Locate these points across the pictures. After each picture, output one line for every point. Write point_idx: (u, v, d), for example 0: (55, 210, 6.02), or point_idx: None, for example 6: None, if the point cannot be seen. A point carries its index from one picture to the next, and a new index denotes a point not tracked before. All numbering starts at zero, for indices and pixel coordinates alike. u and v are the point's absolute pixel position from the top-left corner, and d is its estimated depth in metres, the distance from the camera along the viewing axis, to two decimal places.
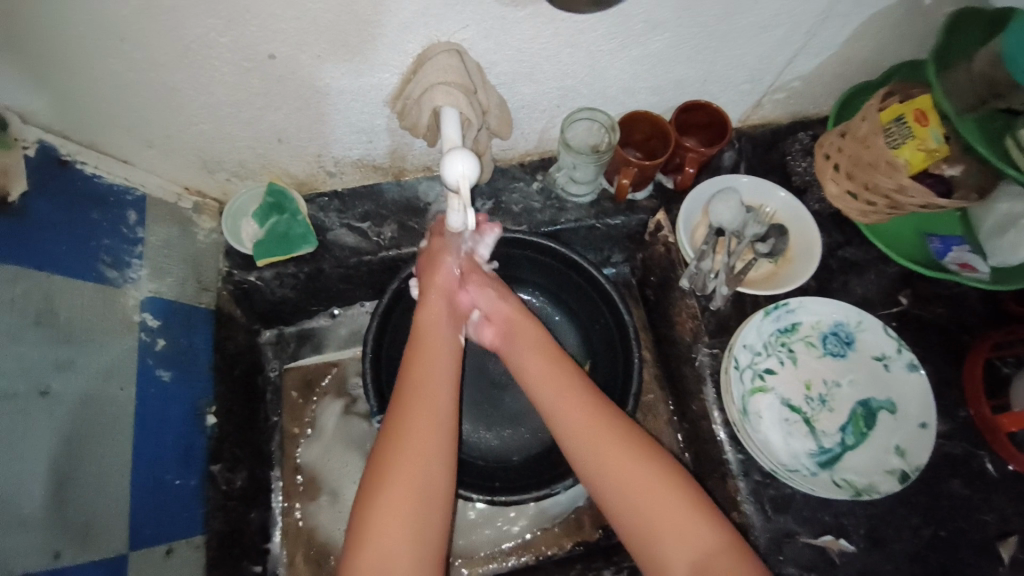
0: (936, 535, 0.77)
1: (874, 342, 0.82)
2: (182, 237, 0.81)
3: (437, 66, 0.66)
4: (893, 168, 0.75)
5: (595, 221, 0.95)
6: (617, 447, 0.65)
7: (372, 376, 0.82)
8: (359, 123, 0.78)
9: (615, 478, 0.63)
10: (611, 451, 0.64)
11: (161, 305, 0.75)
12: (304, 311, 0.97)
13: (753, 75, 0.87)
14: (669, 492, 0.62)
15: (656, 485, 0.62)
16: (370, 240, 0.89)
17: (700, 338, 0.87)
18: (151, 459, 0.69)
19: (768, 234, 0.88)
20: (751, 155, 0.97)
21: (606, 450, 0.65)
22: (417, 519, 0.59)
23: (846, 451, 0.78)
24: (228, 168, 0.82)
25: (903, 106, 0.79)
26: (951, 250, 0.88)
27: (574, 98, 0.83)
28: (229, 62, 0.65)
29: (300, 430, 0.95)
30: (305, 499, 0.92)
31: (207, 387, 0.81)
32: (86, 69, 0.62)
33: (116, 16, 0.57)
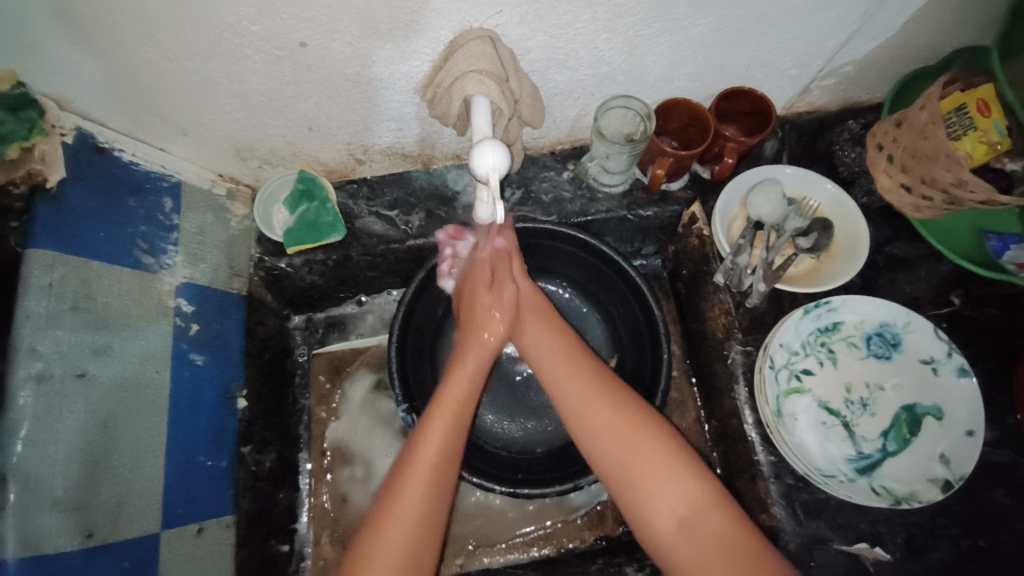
0: (975, 545, 0.73)
1: (922, 345, 0.78)
2: (216, 224, 0.82)
3: (469, 53, 0.64)
4: (953, 161, 0.70)
5: (627, 212, 0.92)
6: (624, 425, 0.66)
7: (398, 365, 0.82)
8: (390, 111, 0.77)
9: (618, 452, 0.64)
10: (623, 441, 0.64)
11: (195, 291, 0.76)
12: (332, 298, 0.98)
13: (802, 60, 0.82)
14: (673, 469, 0.62)
15: (660, 462, 0.63)
16: (398, 228, 0.88)
17: (733, 334, 0.84)
18: (184, 441, 0.71)
19: (811, 228, 0.84)
20: (795, 144, 0.92)
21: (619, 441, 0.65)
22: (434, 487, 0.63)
23: (887, 458, 0.75)
24: (260, 155, 0.83)
25: (964, 95, 0.75)
26: (1009, 249, 0.83)
27: (610, 85, 0.81)
28: (261, 50, 0.64)
29: (328, 415, 0.97)
30: (331, 482, 0.93)
31: (239, 371, 0.83)
32: (122, 57, 0.63)
33: (150, 5, 0.57)
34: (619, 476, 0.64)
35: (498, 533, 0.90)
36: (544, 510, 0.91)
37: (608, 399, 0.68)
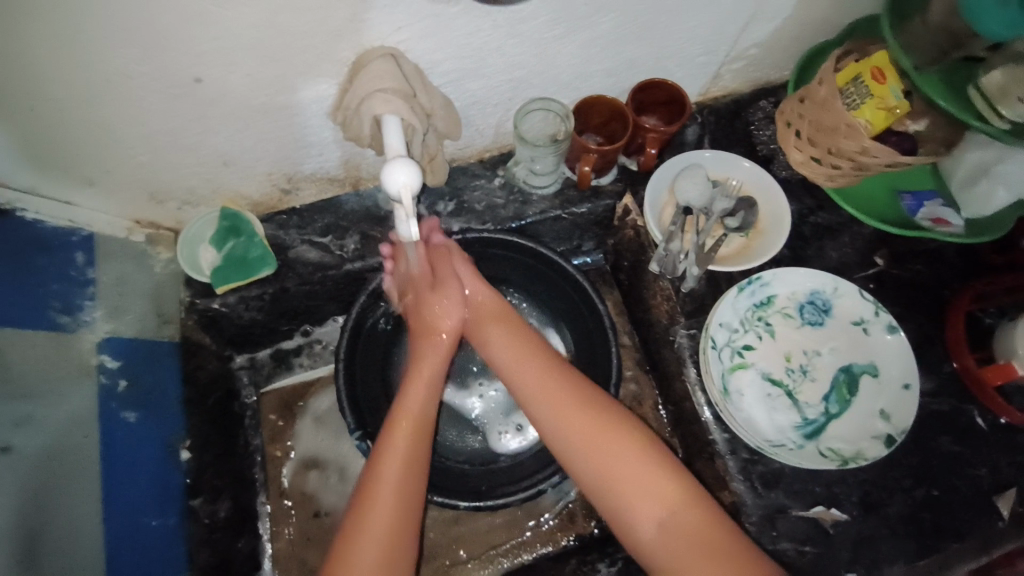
0: (929, 494, 0.76)
1: (852, 307, 0.81)
2: (138, 272, 0.79)
3: (372, 72, 0.63)
4: (853, 130, 0.73)
5: (561, 212, 0.93)
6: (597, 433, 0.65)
7: (347, 391, 0.81)
8: (306, 137, 0.75)
9: (597, 465, 0.64)
10: (598, 441, 0.65)
11: (119, 345, 0.73)
12: (275, 333, 0.96)
13: (708, 47, 0.84)
14: (661, 484, 0.62)
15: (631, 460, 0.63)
16: (334, 254, 0.87)
17: (676, 320, 0.85)
18: (126, 504, 0.68)
19: (737, 208, 0.87)
20: (715, 128, 0.95)
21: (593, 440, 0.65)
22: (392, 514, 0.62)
23: (831, 420, 0.77)
24: (178, 197, 0.80)
25: (858, 65, 0.76)
26: (923, 205, 0.87)
27: (526, 89, 0.81)
28: (156, 90, 0.62)
29: (282, 453, 0.95)
30: (295, 522, 0.91)
31: (179, 422, 0.80)
32: (9, 111, 0.59)
33: (28, 56, 0.54)
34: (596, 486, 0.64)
35: (471, 547, 0.89)
36: (514, 519, 0.90)
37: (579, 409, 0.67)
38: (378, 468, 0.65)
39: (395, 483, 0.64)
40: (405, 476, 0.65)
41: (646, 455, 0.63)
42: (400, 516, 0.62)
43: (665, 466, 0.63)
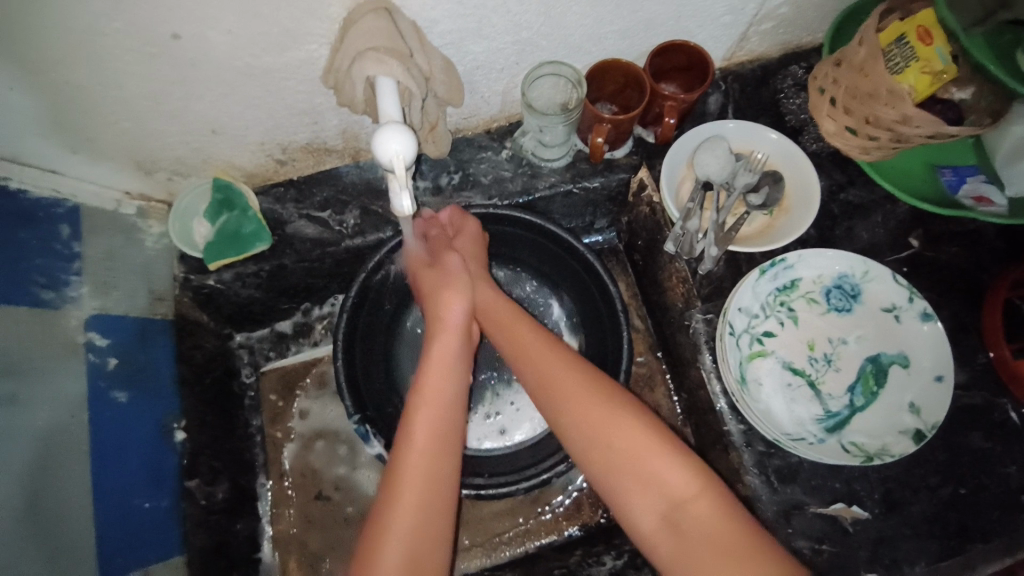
0: (956, 493, 0.72)
1: (883, 293, 0.75)
2: (128, 246, 0.76)
3: (362, 29, 0.58)
4: (895, 97, 0.66)
5: (572, 186, 0.88)
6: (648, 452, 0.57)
7: (346, 371, 0.78)
8: (298, 104, 0.71)
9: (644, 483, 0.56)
10: (644, 458, 0.57)
11: (108, 322, 0.70)
12: (276, 310, 0.93)
13: (734, 6, 0.77)
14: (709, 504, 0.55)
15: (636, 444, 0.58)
16: (333, 230, 0.83)
17: (692, 303, 0.81)
18: (116, 485, 0.66)
19: (762, 183, 0.80)
20: (739, 97, 0.88)
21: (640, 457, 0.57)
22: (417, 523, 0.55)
23: (855, 413, 0.72)
24: (166, 167, 0.76)
25: (902, 25, 0.69)
26: (965, 181, 0.80)
27: (534, 52, 0.75)
28: (132, 51, 0.58)
29: (283, 434, 0.93)
30: (295, 503, 0.90)
31: (174, 401, 0.78)
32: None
33: None
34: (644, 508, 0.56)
35: (472, 533, 0.87)
36: (519, 505, 0.88)
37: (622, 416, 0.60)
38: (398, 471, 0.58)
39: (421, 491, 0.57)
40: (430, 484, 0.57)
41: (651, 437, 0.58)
42: (419, 528, 0.55)
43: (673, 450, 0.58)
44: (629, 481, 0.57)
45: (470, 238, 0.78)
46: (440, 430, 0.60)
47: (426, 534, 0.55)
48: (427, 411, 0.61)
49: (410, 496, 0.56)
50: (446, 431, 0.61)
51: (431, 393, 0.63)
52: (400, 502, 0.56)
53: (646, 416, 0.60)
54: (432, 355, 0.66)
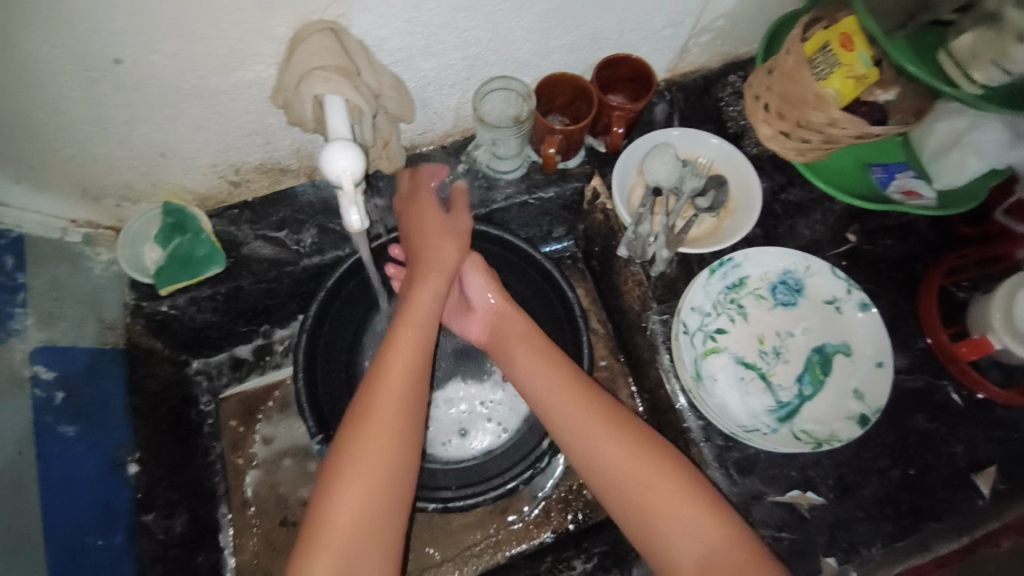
0: (905, 474, 0.75)
1: (824, 286, 0.79)
2: (75, 274, 0.74)
3: (310, 48, 0.59)
4: (822, 101, 0.71)
5: (527, 197, 0.90)
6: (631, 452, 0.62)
7: (308, 395, 0.77)
8: (249, 125, 0.71)
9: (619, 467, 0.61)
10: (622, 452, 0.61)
11: (54, 355, 0.68)
12: (233, 334, 0.92)
13: (673, 19, 0.80)
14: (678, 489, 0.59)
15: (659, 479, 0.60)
16: (289, 249, 0.83)
17: (648, 305, 0.83)
18: (65, 523, 0.64)
19: (707, 187, 0.84)
20: (684, 105, 0.92)
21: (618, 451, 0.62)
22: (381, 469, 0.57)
23: (805, 402, 0.75)
24: (113, 193, 0.75)
25: (824, 34, 0.71)
26: (895, 177, 0.85)
27: (484, 68, 0.77)
28: (73, 76, 0.57)
29: (245, 461, 0.91)
30: (258, 532, 0.88)
31: (126, 434, 0.76)
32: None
33: None
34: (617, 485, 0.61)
35: (443, 548, 0.87)
36: (489, 516, 0.88)
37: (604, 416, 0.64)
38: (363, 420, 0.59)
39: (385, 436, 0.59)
40: (396, 434, 0.59)
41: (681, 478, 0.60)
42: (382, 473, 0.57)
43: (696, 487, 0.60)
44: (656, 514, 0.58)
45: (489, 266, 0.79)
46: (416, 367, 0.64)
47: (387, 479, 0.57)
48: (397, 363, 0.63)
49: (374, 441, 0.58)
50: (420, 366, 0.64)
51: (399, 348, 0.64)
52: (360, 456, 0.57)
53: (669, 451, 0.62)
54: (402, 319, 0.66)
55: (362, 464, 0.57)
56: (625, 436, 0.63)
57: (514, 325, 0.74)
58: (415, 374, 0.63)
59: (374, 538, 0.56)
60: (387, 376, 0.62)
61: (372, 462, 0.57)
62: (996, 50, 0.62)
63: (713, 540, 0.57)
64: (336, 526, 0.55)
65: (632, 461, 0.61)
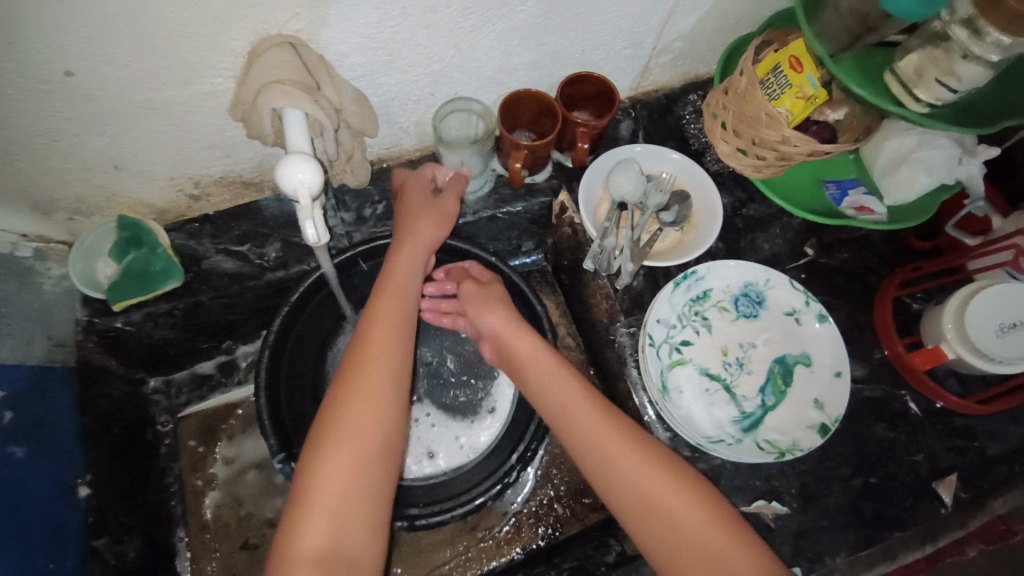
0: (867, 483, 0.76)
1: (785, 298, 0.81)
2: (24, 290, 0.72)
3: (266, 63, 0.59)
4: (774, 120, 0.73)
5: (495, 211, 0.90)
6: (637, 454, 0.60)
7: (270, 413, 0.75)
8: (207, 138, 0.70)
9: (619, 460, 0.60)
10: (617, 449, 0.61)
11: (0, 372, 0.65)
12: (193, 351, 0.89)
13: (633, 40, 0.82)
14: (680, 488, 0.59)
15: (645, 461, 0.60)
16: (252, 263, 0.81)
17: (616, 317, 0.84)
18: (14, 545, 0.61)
19: (670, 202, 0.86)
20: (647, 123, 0.94)
21: (612, 446, 0.61)
22: (359, 460, 0.56)
23: (768, 412, 0.76)
24: (65, 207, 0.73)
25: (777, 55, 0.75)
26: (848, 195, 0.87)
27: (447, 84, 0.77)
28: (21, 88, 0.56)
29: (205, 482, 0.88)
30: (217, 557, 0.84)
31: (78, 454, 0.72)
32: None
33: None
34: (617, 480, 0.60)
35: (412, 567, 0.85)
36: (459, 533, 0.86)
37: (603, 413, 0.64)
38: (341, 410, 0.58)
39: (363, 427, 0.57)
40: (375, 425, 0.58)
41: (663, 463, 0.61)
42: (360, 466, 0.56)
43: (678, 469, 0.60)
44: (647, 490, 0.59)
45: (496, 292, 0.78)
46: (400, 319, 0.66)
47: (366, 473, 0.56)
48: (379, 355, 0.62)
49: (353, 433, 0.57)
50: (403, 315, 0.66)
51: (380, 341, 0.63)
52: (338, 447, 0.56)
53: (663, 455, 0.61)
54: (381, 312, 0.65)
55: (340, 457, 0.56)
56: (625, 434, 0.62)
57: (522, 341, 0.72)
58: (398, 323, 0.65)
59: (367, 487, 0.56)
60: (373, 332, 0.63)
61: (362, 410, 0.58)
62: (941, 69, 0.65)
63: (713, 534, 0.56)
64: (330, 474, 0.55)
65: (625, 438, 0.62)
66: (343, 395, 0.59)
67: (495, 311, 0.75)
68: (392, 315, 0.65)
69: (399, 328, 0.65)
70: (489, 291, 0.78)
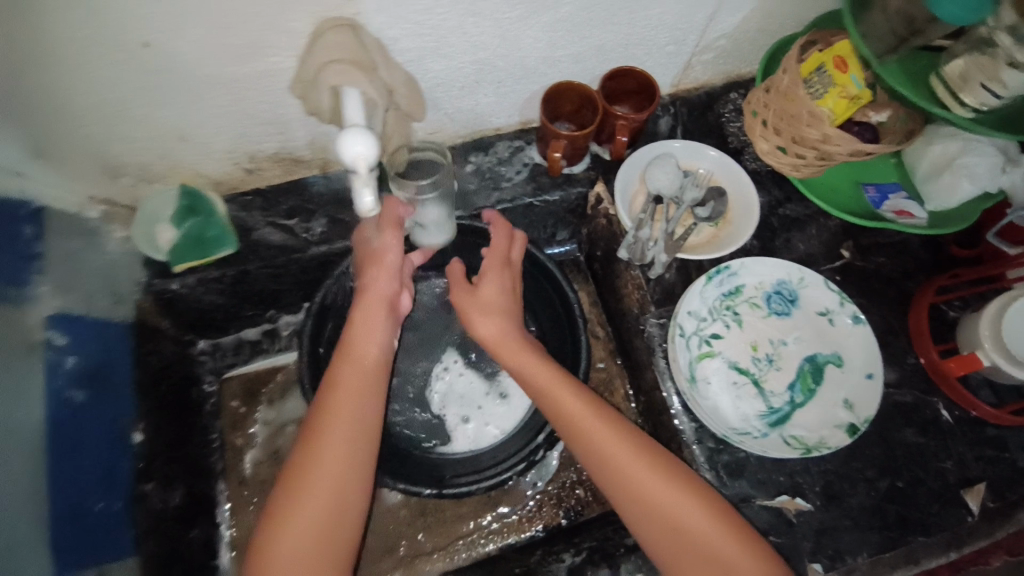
0: (893, 486, 0.76)
1: (818, 297, 0.81)
2: (89, 249, 0.76)
3: (326, 43, 0.62)
4: (816, 119, 0.73)
5: (532, 199, 0.93)
6: (647, 471, 0.61)
7: (310, 378, 0.78)
8: (264, 114, 0.73)
9: (632, 483, 0.61)
10: (626, 464, 0.62)
11: (68, 322, 0.71)
12: (238, 318, 0.94)
13: (676, 36, 0.83)
14: (694, 506, 0.60)
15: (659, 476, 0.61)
16: (299, 237, 0.86)
17: (647, 308, 0.85)
18: (71, 485, 0.67)
19: (707, 198, 0.87)
20: (687, 120, 0.95)
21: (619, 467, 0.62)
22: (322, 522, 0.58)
23: (795, 409, 0.77)
24: (132, 173, 0.77)
25: (821, 55, 0.75)
26: (888, 198, 0.87)
27: (493, 73, 0.79)
28: (100, 55, 0.59)
29: (244, 442, 0.92)
30: (251, 513, 0.89)
31: (132, 405, 0.78)
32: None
33: None
34: (625, 501, 0.61)
35: (435, 537, 0.88)
36: (484, 507, 0.89)
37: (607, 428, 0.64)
38: (305, 470, 0.60)
39: (325, 489, 0.59)
40: (339, 484, 0.60)
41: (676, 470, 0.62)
42: (324, 526, 0.58)
43: (679, 473, 0.62)
44: (660, 522, 0.60)
45: (491, 294, 0.74)
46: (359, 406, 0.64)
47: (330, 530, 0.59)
48: (341, 411, 0.63)
49: (315, 494, 0.59)
50: (365, 402, 0.64)
51: (344, 394, 0.64)
52: (298, 511, 0.58)
53: (672, 465, 0.63)
54: (347, 363, 0.67)
55: (304, 517, 0.58)
56: (637, 451, 0.63)
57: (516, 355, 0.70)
58: (357, 413, 0.63)
59: (333, 543, 0.58)
60: (339, 383, 0.65)
61: (320, 475, 0.60)
62: (987, 74, 0.64)
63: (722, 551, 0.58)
64: (293, 535, 0.57)
65: (633, 455, 0.62)
66: (307, 454, 0.61)
67: (489, 323, 0.73)
68: (359, 379, 0.66)
69: (363, 378, 0.66)
70: (483, 297, 0.74)
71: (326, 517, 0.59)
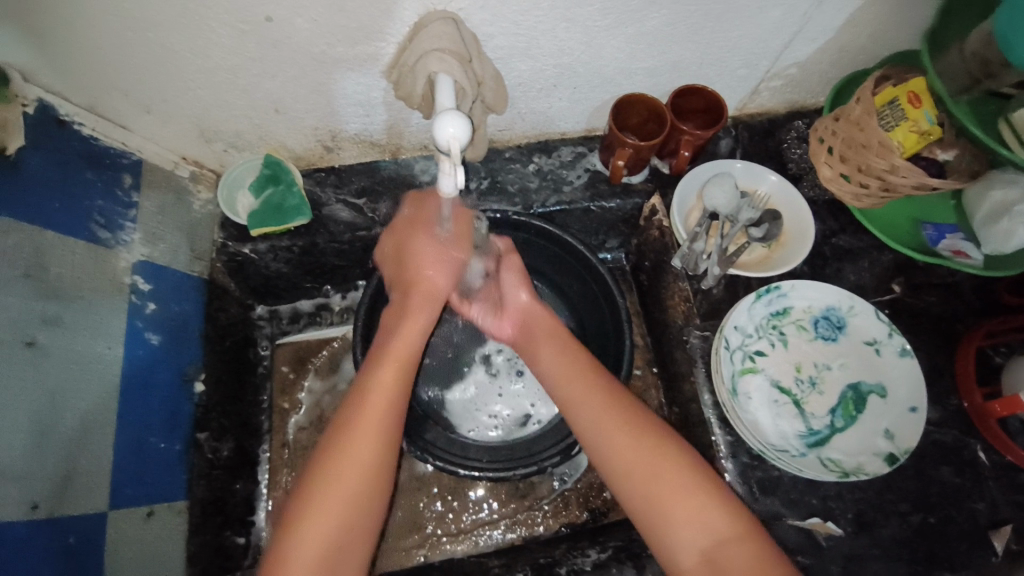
0: (926, 521, 0.76)
1: (866, 327, 0.82)
2: (177, 205, 0.82)
3: (431, 33, 0.66)
4: (886, 149, 0.75)
5: (590, 204, 0.95)
6: (649, 450, 0.62)
7: (363, 347, 0.81)
8: (356, 95, 0.78)
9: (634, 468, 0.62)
10: (628, 445, 0.63)
11: (152, 269, 0.76)
12: (298, 288, 0.98)
13: (750, 61, 0.86)
14: (693, 490, 0.59)
15: (680, 477, 0.60)
16: (366, 216, 0.89)
17: (692, 321, 0.86)
18: (138, 422, 0.71)
19: (763, 220, 0.88)
20: (748, 143, 0.97)
21: (622, 447, 0.63)
22: (349, 520, 0.60)
23: (835, 433, 0.78)
24: (225, 138, 0.83)
25: (896, 89, 0.78)
26: (945, 237, 0.89)
27: (570, 78, 0.83)
28: (224, 25, 0.65)
29: (290, 405, 0.98)
30: (290, 471, 0.94)
31: (197, 354, 0.83)
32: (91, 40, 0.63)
33: None
34: (628, 483, 0.62)
35: (461, 521, 0.91)
36: (512, 495, 0.93)
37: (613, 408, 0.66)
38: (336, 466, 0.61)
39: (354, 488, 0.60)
40: (366, 484, 0.61)
41: (688, 464, 0.61)
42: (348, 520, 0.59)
43: (679, 450, 0.63)
44: (659, 523, 0.60)
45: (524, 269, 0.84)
46: (383, 429, 0.64)
47: (357, 524, 0.60)
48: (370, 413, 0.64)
49: (344, 491, 0.60)
50: (389, 417, 0.64)
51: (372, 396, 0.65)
52: (324, 508, 0.59)
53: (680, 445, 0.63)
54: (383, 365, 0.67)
55: (331, 512, 0.59)
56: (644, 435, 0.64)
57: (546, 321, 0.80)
58: (380, 431, 0.64)
59: (356, 540, 0.60)
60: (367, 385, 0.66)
61: (346, 474, 0.61)
62: None
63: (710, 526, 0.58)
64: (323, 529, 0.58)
65: (638, 436, 0.63)
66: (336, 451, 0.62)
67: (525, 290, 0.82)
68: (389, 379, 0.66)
69: (394, 379, 0.67)
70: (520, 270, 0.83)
71: (354, 515, 0.60)
